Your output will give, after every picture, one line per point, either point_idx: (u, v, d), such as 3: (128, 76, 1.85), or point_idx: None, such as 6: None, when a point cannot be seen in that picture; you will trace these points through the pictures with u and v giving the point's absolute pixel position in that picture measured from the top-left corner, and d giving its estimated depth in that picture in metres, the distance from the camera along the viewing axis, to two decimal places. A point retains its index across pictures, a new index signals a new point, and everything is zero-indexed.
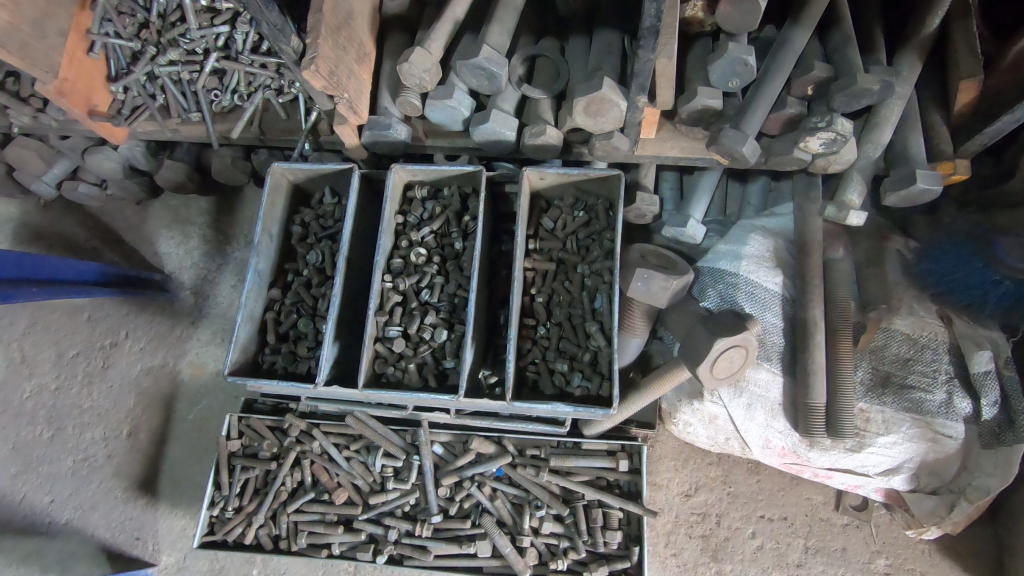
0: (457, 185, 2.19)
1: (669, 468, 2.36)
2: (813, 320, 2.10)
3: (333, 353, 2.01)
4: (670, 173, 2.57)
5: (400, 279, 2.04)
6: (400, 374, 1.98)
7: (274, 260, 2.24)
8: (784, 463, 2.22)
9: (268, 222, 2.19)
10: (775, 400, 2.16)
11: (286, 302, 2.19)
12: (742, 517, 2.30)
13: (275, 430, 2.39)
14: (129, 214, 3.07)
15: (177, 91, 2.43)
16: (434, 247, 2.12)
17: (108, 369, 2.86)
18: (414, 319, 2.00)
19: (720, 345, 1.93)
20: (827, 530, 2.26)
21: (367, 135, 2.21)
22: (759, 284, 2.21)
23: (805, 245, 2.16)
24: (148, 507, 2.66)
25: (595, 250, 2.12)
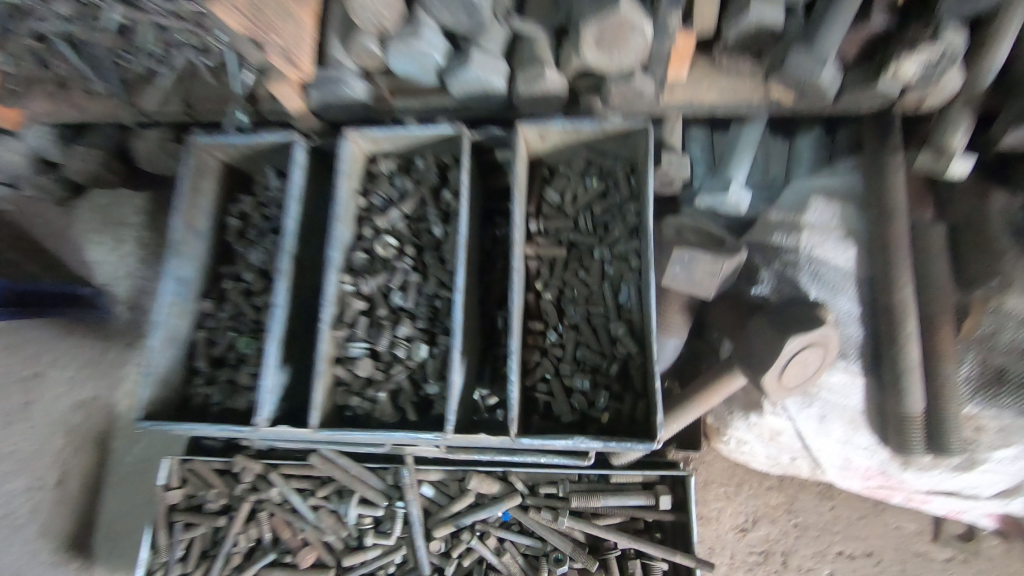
0: (433, 154, 1.69)
1: (718, 497, 1.89)
2: (902, 304, 1.63)
3: (280, 381, 1.54)
4: (699, 130, 2.08)
5: (363, 279, 1.55)
6: (367, 406, 1.50)
7: (204, 263, 1.75)
8: (867, 487, 1.76)
9: (191, 215, 1.69)
10: (856, 409, 1.68)
11: (222, 316, 1.70)
12: (814, 555, 1.83)
13: (225, 475, 1.93)
14: (50, 218, 2.56)
15: None
16: (406, 235, 1.63)
17: (29, 406, 2.36)
18: (382, 332, 1.51)
19: (794, 346, 1.44)
20: (923, 567, 1.80)
21: (315, 95, 1.70)
22: (826, 262, 1.75)
23: (886, 209, 1.68)
24: (83, 572, 2.19)
25: (616, 229, 1.63)
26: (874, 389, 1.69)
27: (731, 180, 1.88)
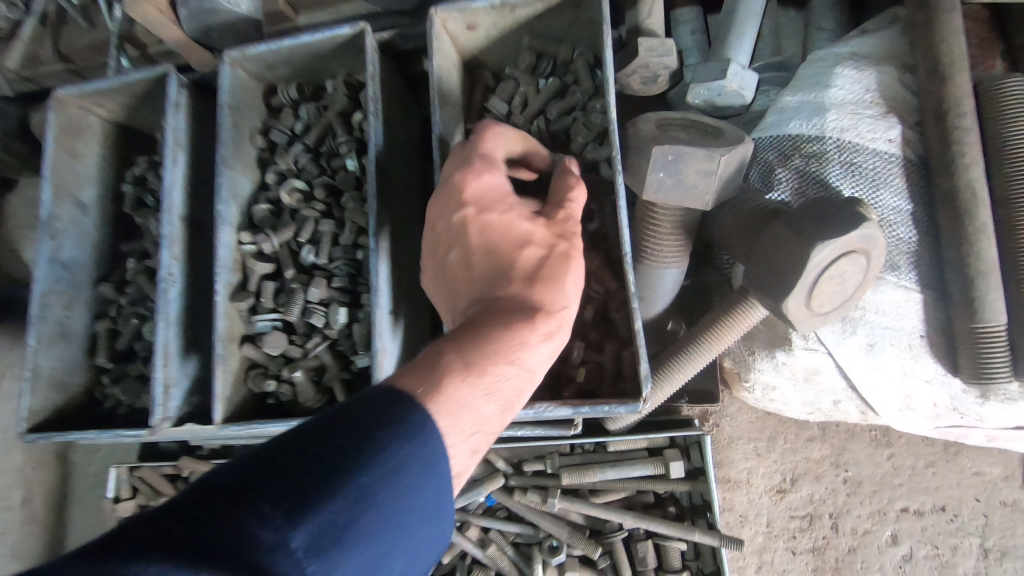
0: (343, 71, 1.35)
1: (747, 454, 1.55)
2: (972, 186, 1.25)
3: (189, 370, 1.28)
4: (688, 9, 1.66)
5: (264, 235, 1.25)
6: (289, 389, 1.23)
7: (99, 241, 1.48)
8: (936, 429, 1.39)
9: (68, 185, 1.40)
10: (913, 332, 1.31)
11: (123, 301, 1.43)
12: (872, 514, 1.48)
13: (176, 480, 1.71)
14: None
15: None
16: (317, 176, 1.31)
17: None
18: (294, 298, 1.22)
19: (824, 256, 1.07)
20: (1014, 520, 1.43)
21: (190, 15, 1.35)
22: (860, 147, 1.35)
23: (938, 64, 1.29)
24: None
25: (578, 135, 1.27)
26: (937, 305, 1.31)
27: (732, 60, 1.48)
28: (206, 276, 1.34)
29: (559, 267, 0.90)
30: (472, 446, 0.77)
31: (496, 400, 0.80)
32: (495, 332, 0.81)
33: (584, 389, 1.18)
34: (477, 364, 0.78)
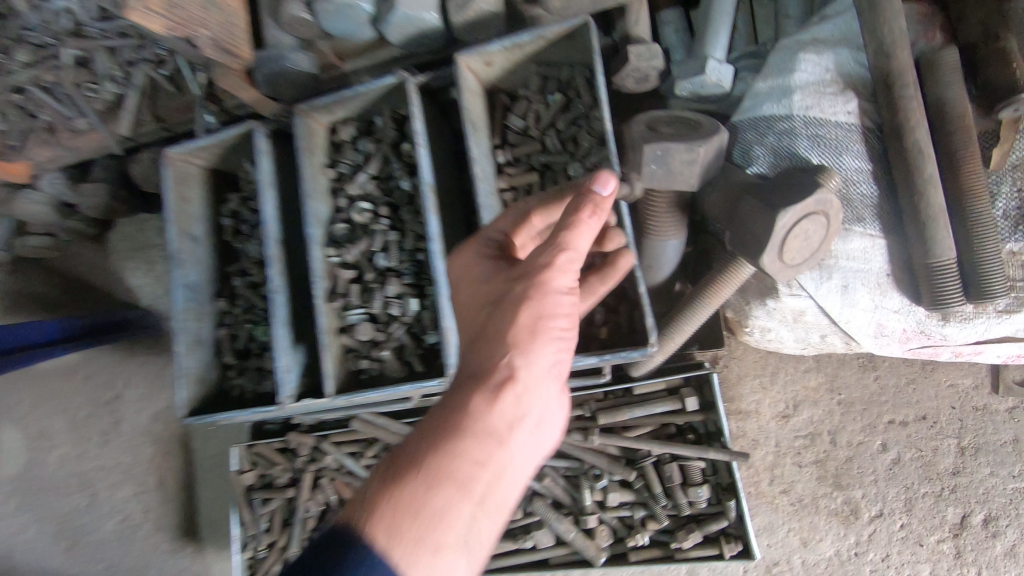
0: (388, 108, 1.68)
1: (754, 388, 1.83)
2: (921, 144, 1.47)
3: (299, 359, 1.64)
4: (670, 12, 1.91)
5: (345, 248, 1.59)
6: (378, 366, 1.58)
7: (209, 266, 1.85)
8: (909, 350, 1.65)
9: (183, 224, 1.77)
10: (881, 271, 1.57)
11: (237, 311, 1.81)
12: (864, 428, 1.76)
13: (285, 452, 2.10)
14: (91, 255, 2.76)
15: (51, 99, 1.99)
16: (379, 197, 1.65)
17: (118, 423, 2.64)
18: (375, 295, 1.57)
19: (789, 220, 1.35)
20: (985, 421, 1.69)
21: (263, 78, 1.69)
22: (823, 121, 1.59)
23: (883, 43, 1.49)
24: (197, 555, 2.47)
25: (584, 140, 1.56)
26: (900, 249, 1.56)
27: (709, 56, 1.72)
28: (298, 284, 1.70)
29: (501, 339, 1.01)
30: (430, 530, 0.83)
31: (444, 485, 0.87)
32: (443, 416, 0.94)
33: (608, 342, 1.50)
34: (421, 455, 0.89)
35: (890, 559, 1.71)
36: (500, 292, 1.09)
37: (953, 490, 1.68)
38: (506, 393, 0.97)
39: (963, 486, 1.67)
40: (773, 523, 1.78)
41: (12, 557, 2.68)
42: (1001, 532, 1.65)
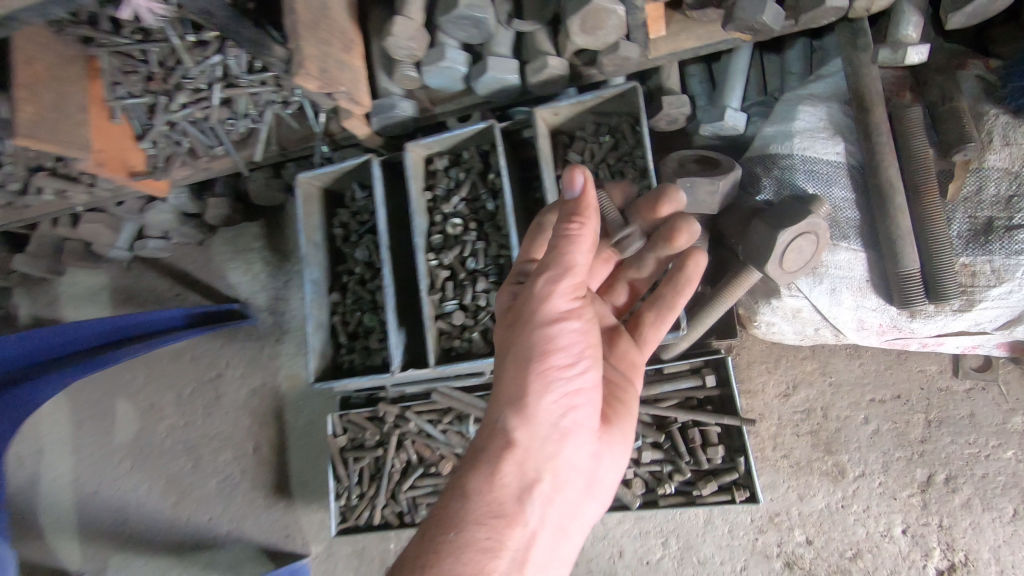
0: (474, 145, 2.16)
1: (761, 371, 2.26)
2: (892, 180, 1.90)
3: (402, 339, 2.11)
4: (695, 67, 2.36)
5: (443, 253, 2.06)
6: (466, 345, 2.05)
7: (326, 266, 2.33)
8: (886, 341, 2.07)
9: (309, 233, 2.25)
10: (862, 277, 1.99)
11: (347, 302, 2.29)
12: (850, 404, 2.18)
13: (373, 419, 2.56)
14: (197, 256, 3.26)
15: (198, 131, 2.49)
16: (468, 214, 2.12)
17: (220, 398, 3.12)
18: (466, 290, 2.04)
19: (787, 237, 1.79)
20: (948, 399, 2.10)
21: (377, 121, 2.20)
22: (817, 159, 2.03)
23: (865, 101, 1.91)
24: (288, 508, 2.94)
25: (629, 173, 2.03)
26: (877, 260, 1.99)
27: (727, 106, 2.17)
28: (402, 281, 2.18)
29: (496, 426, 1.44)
30: None
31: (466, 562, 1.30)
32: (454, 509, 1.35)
33: None
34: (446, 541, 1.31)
35: (870, 510, 2.12)
36: (508, 340, 1.47)
37: (921, 455, 2.09)
38: (505, 464, 1.41)
39: (929, 451, 2.09)
40: (775, 481, 2.21)
41: (129, 509, 3.17)
42: (958, 488, 2.05)
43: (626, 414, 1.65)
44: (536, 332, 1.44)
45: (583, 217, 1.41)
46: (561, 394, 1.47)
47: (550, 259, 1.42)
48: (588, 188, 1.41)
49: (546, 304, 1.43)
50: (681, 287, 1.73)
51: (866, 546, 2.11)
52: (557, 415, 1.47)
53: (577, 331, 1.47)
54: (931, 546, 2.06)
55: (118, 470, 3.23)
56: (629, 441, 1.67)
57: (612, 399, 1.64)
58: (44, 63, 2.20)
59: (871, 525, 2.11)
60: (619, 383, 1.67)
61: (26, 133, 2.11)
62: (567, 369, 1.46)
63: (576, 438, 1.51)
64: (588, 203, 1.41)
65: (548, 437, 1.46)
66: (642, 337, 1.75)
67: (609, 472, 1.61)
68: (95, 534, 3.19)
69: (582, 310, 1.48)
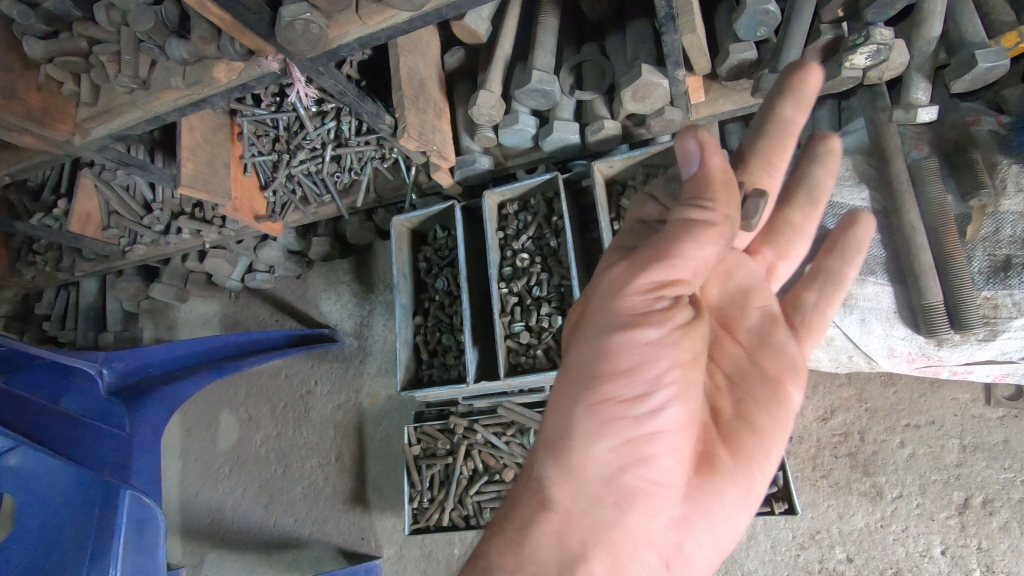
0: (540, 193, 2.56)
1: (799, 397, 2.48)
2: (913, 222, 2.10)
3: (476, 356, 2.47)
4: (734, 125, 2.64)
5: (513, 283, 2.46)
6: (531, 361, 2.41)
7: (411, 293, 2.77)
8: (917, 368, 2.23)
9: (400, 265, 2.68)
10: (889, 308, 2.20)
11: (429, 324, 2.70)
12: (886, 429, 2.37)
13: (444, 431, 2.89)
14: (295, 288, 3.77)
15: (310, 182, 3.01)
16: (534, 250, 2.51)
17: (309, 412, 3.55)
18: (532, 314, 2.41)
19: None
20: (982, 426, 2.29)
21: (459, 172, 2.62)
22: (844, 204, 2.27)
23: (885, 155, 2.18)
24: (365, 513, 3.29)
25: None
26: (905, 294, 2.18)
27: None
28: (478, 306, 2.58)
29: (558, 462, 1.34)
30: None
31: None
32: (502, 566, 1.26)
33: None
34: None
35: (909, 530, 2.29)
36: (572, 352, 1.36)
37: (957, 478, 2.28)
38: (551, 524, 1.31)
39: (964, 475, 2.27)
40: (815, 499, 2.40)
41: (225, 510, 3.59)
42: (996, 510, 2.23)
43: (734, 469, 1.39)
44: (602, 352, 1.31)
45: (704, 201, 1.21)
46: (626, 439, 1.31)
47: (640, 261, 1.27)
48: (708, 154, 1.19)
49: (615, 312, 1.30)
50: (848, 256, 1.63)
51: (906, 565, 2.28)
52: (614, 469, 1.32)
53: (660, 364, 1.28)
54: (971, 567, 2.22)
55: (218, 474, 3.67)
56: (743, 502, 1.40)
57: (721, 442, 1.41)
58: (202, 130, 2.73)
59: (910, 545, 2.28)
60: (747, 409, 1.43)
61: (188, 184, 2.61)
62: (631, 408, 1.30)
63: (646, 498, 1.34)
64: (713, 181, 1.21)
65: (600, 497, 1.32)
66: (803, 328, 1.59)
67: (701, 547, 1.38)
68: (195, 532, 3.61)
69: (676, 333, 1.29)
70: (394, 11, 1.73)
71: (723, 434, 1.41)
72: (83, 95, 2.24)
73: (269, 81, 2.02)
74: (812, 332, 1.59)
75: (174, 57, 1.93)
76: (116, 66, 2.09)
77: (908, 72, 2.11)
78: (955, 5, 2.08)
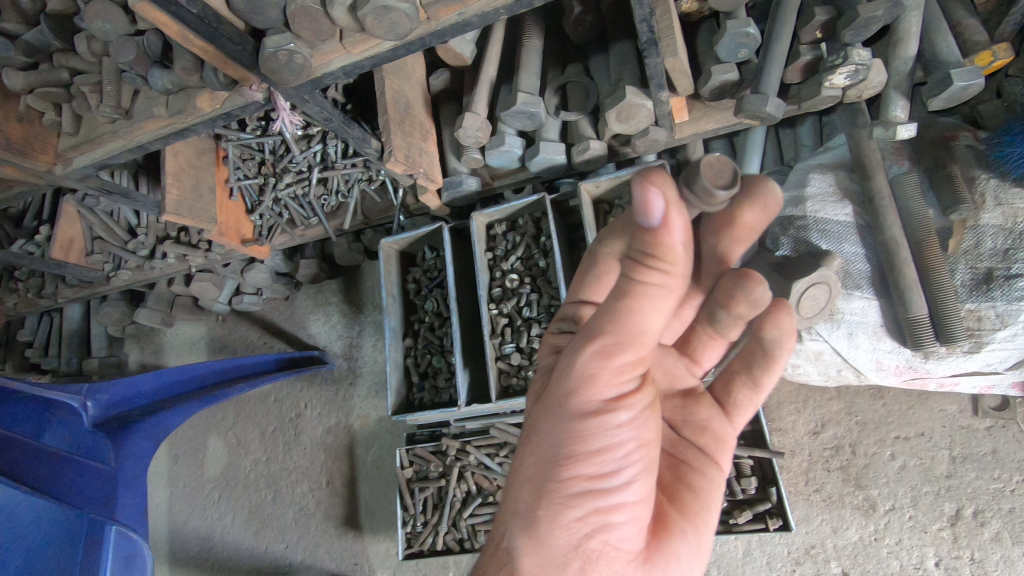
0: (528, 213, 2.57)
1: (790, 411, 2.49)
2: (896, 237, 2.12)
3: (467, 378, 2.46)
4: (719, 141, 2.66)
5: (503, 304, 2.46)
6: (522, 382, 2.41)
7: (401, 315, 2.75)
8: (904, 380, 2.26)
9: (389, 286, 2.67)
10: (875, 323, 2.21)
11: (419, 346, 2.69)
12: (876, 441, 2.39)
13: (437, 453, 2.87)
14: (283, 309, 3.73)
15: (297, 205, 2.99)
16: (523, 270, 2.52)
17: (299, 435, 3.51)
18: (522, 335, 2.41)
19: (801, 286, 2.04)
20: (970, 436, 2.31)
21: (447, 193, 2.62)
22: (829, 220, 2.28)
23: (866, 171, 2.20)
24: (357, 538, 3.25)
25: None
26: (890, 308, 2.20)
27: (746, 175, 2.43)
28: (468, 328, 2.57)
29: (528, 530, 1.29)
30: None
31: None
32: None
33: None
34: None
35: (903, 542, 2.30)
36: (539, 417, 1.32)
37: (948, 489, 2.29)
38: None
39: (954, 486, 2.29)
40: (808, 513, 2.41)
41: (214, 538, 3.52)
42: (987, 521, 2.25)
43: (684, 525, 1.41)
44: (568, 427, 1.27)
45: (666, 263, 1.16)
46: (595, 508, 1.27)
47: (595, 327, 1.22)
48: (671, 213, 1.11)
49: (584, 382, 1.24)
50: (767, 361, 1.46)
51: None
52: (580, 538, 1.28)
53: (623, 429, 1.26)
54: None
55: (207, 500, 3.61)
56: (696, 558, 1.42)
57: (668, 500, 1.45)
58: (186, 155, 2.71)
59: (905, 558, 2.30)
60: (685, 469, 1.49)
61: (173, 211, 2.58)
62: (601, 477, 1.27)
63: (610, 562, 1.30)
64: (670, 245, 1.14)
65: (566, 564, 1.28)
66: (730, 406, 1.54)
67: None
68: (183, 561, 3.54)
69: (637, 403, 1.27)
70: (377, 41, 1.73)
71: (668, 493, 1.46)
72: (64, 125, 2.23)
73: (253, 110, 2.02)
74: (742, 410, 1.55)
75: (156, 86, 1.93)
76: (97, 97, 2.08)
77: (887, 90, 2.15)
78: (929, 24, 2.13)
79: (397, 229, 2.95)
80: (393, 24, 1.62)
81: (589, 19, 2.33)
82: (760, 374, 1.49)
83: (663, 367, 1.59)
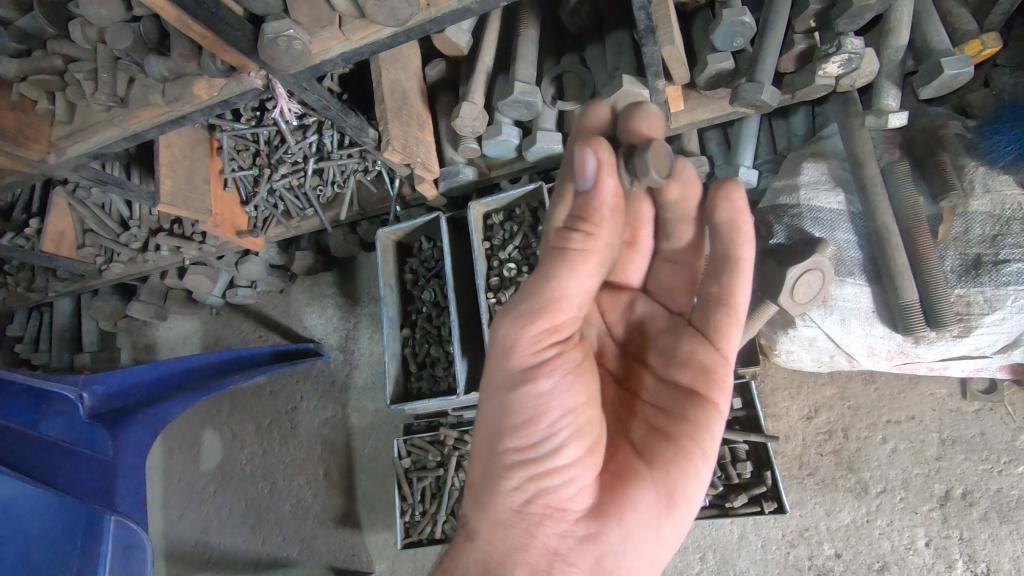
0: (525, 203, 2.58)
1: (784, 397, 2.53)
2: (887, 224, 2.16)
3: (465, 367, 2.49)
4: (713, 132, 2.68)
5: (500, 293, 2.47)
6: None
7: (398, 305, 2.77)
8: (895, 365, 2.31)
9: (386, 277, 2.67)
10: (868, 309, 2.24)
11: (417, 336, 2.71)
12: (869, 425, 2.44)
13: (434, 443, 2.88)
14: (278, 302, 3.72)
15: (292, 196, 2.97)
16: (520, 259, 2.53)
17: (295, 428, 3.50)
18: None
19: (795, 273, 2.07)
20: (960, 419, 2.37)
21: (443, 183, 2.62)
22: (821, 208, 2.31)
23: (859, 160, 2.22)
24: (356, 528, 3.26)
25: None
26: (882, 294, 2.23)
27: (741, 164, 2.46)
28: (467, 317, 2.59)
29: (477, 497, 1.45)
30: None
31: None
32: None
33: None
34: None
35: (894, 524, 2.36)
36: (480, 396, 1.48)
37: (938, 471, 2.35)
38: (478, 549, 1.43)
39: (944, 467, 2.34)
40: (803, 497, 2.45)
41: (211, 531, 3.51)
42: (975, 502, 2.31)
43: (650, 475, 1.43)
44: (499, 400, 1.40)
45: (590, 226, 1.33)
46: (528, 471, 1.39)
47: (513, 303, 1.39)
48: (602, 171, 1.28)
49: (506, 358, 1.39)
50: (729, 277, 1.49)
51: (892, 558, 2.34)
52: (520, 500, 1.41)
53: (544, 399, 1.37)
54: (953, 558, 2.29)
55: (203, 494, 3.60)
56: (658, 517, 1.42)
57: (636, 455, 1.47)
58: (180, 146, 2.69)
59: (896, 539, 2.35)
60: (657, 419, 1.50)
61: (168, 202, 2.56)
62: (531, 444, 1.38)
63: (556, 521, 1.40)
64: (599, 206, 1.32)
65: (511, 526, 1.41)
66: (712, 330, 1.53)
67: (624, 560, 1.41)
68: (179, 555, 3.53)
69: (557, 369, 1.38)
70: (377, 27, 1.73)
71: (638, 447, 1.48)
72: (58, 113, 2.20)
73: (251, 97, 2.01)
74: (726, 331, 1.52)
75: (153, 74, 1.92)
76: (92, 85, 2.07)
77: (880, 79, 2.18)
78: (920, 14, 2.17)
79: (394, 220, 2.98)
80: (393, 10, 1.63)
81: (586, 9, 2.34)
82: (729, 285, 1.50)
83: (637, 313, 1.66)
